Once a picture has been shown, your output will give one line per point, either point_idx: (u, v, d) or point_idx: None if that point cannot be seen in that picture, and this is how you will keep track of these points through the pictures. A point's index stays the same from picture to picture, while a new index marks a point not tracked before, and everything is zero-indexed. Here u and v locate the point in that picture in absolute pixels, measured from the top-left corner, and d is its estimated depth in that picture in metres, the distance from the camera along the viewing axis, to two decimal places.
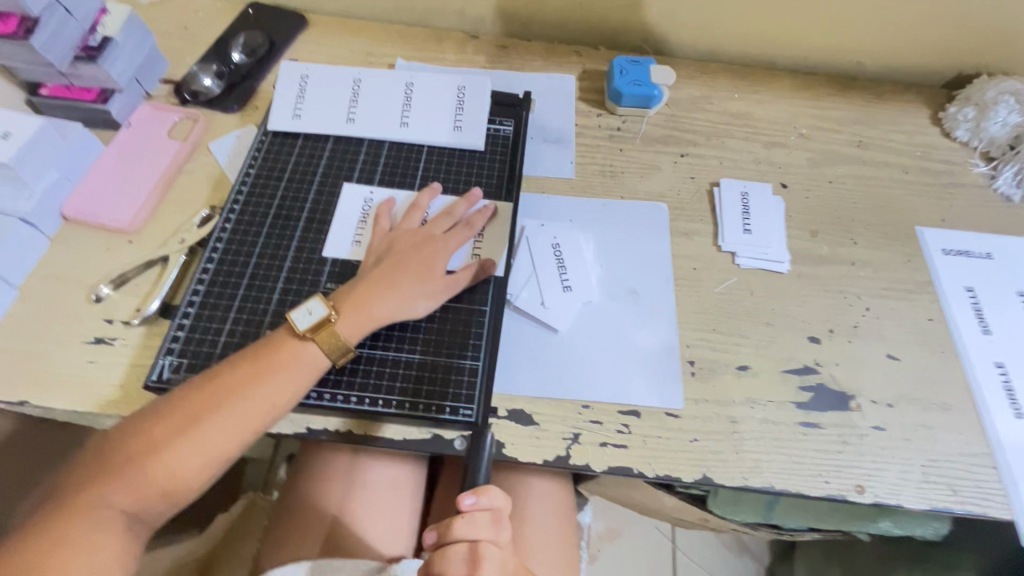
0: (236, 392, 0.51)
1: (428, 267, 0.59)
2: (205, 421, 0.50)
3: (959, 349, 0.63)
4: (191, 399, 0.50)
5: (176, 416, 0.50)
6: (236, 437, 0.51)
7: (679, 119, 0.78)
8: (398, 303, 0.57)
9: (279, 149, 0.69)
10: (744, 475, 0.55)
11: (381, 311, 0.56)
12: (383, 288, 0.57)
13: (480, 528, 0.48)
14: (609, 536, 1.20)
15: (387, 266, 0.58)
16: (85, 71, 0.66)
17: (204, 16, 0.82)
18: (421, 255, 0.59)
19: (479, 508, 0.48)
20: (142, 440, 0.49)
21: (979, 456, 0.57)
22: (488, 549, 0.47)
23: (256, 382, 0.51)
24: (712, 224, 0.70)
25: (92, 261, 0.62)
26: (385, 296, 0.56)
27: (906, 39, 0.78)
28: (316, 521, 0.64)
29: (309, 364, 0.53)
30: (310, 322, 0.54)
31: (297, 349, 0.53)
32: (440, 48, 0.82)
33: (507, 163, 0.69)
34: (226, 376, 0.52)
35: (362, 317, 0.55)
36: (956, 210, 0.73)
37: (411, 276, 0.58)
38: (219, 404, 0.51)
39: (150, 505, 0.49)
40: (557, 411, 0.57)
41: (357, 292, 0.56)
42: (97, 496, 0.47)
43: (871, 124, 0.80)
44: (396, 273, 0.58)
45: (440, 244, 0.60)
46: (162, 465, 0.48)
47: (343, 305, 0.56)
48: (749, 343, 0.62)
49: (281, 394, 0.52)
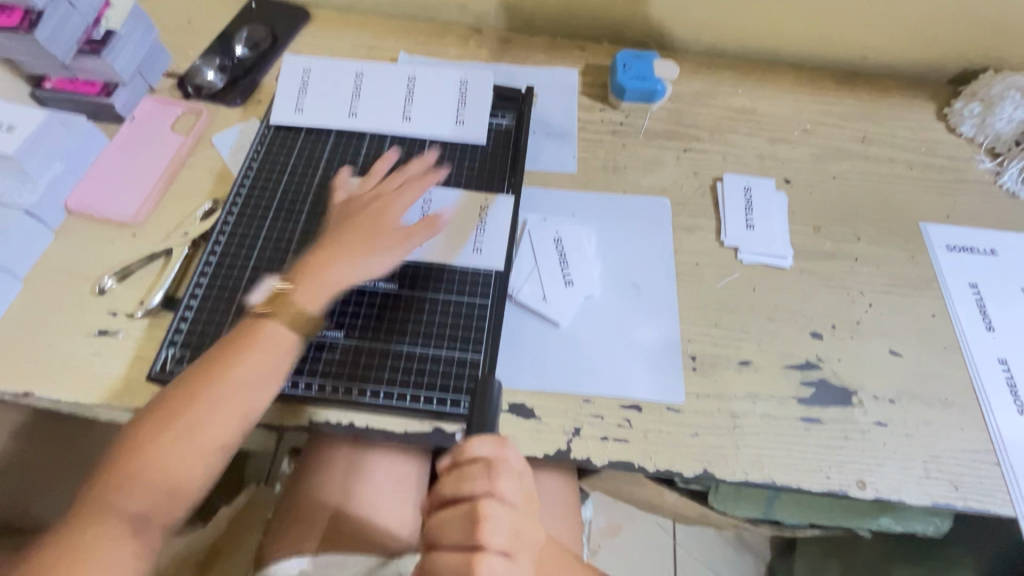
0: (216, 380, 0.52)
1: (379, 225, 0.60)
2: (189, 414, 0.51)
3: (962, 346, 0.63)
4: (172, 397, 0.51)
5: (160, 415, 0.50)
6: (223, 421, 0.51)
7: (682, 113, 0.78)
8: (355, 264, 0.58)
9: (282, 142, 0.69)
10: (745, 470, 0.55)
11: (337, 272, 0.57)
12: (337, 251, 0.58)
13: (473, 484, 0.44)
14: (610, 532, 1.20)
15: (341, 230, 0.60)
16: (89, 65, 0.67)
17: (208, 9, 0.82)
18: (371, 215, 0.61)
19: (467, 463, 0.45)
20: (139, 442, 0.49)
21: (982, 453, 0.57)
22: (486, 506, 0.43)
23: (230, 367, 0.52)
24: (715, 220, 0.70)
25: (96, 253, 0.63)
26: (339, 259, 0.58)
27: (912, 34, 0.78)
28: (320, 512, 0.64)
29: (279, 339, 0.54)
30: (265, 298, 0.56)
31: (260, 326, 0.54)
32: (443, 42, 0.82)
33: (509, 157, 0.69)
34: (203, 368, 0.52)
35: (316, 282, 0.56)
36: (961, 206, 0.73)
37: (363, 237, 0.59)
38: (199, 396, 0.51)
39: (158, 505, 0.49)
40: (558, 405, 0.57)
41: (310, 258, 0.58)
42: (103, 503, 0.47)
43: (876, 120, 0.79)
44: (349, 236, 0.59)
45: (388, 202, 0.62)
46: (157, 462, 0.49)
47: (296, 273, 0.57)
48: (751, 338, 0.62)
49: (261, 372, 0.53)
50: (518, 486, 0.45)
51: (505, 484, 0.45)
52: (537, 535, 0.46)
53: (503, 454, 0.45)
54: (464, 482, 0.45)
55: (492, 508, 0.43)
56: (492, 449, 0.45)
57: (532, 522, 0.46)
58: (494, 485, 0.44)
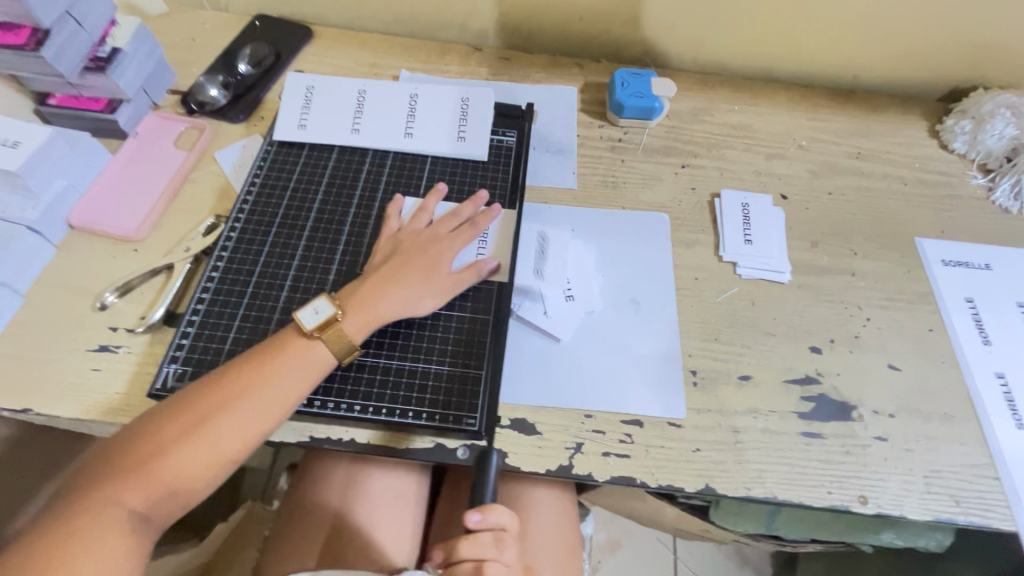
0: (244, 393, 0.51)
1: (434, 266, 0.59)
2: (212, 422, 0.50)
3: (959, 360, 0.63)
4: (200, 400, 0.50)
5: (185, 417, 0.50)
6: (245, 438, 0.51)
7: (679, 130, 0.79)
8: (404, 300, 0.57)
9: (285, 159, 0.69)
10: (747, 485, 0.55)
11: (387, 309, 0.57)
12: (389, 286, 0.57)
13: (487, 549, 0.47)
14: (610, 548, 1.19)
15: (395, 264, 0.59)
16: (94, 82, 0.67)
17: (212, 28, 0.83)
18: (427, 253, 0.60)
19: (480, 529, 0.48)
20: (151, 442, 0.49)
21: (982, 467, 0.57)
22: (491, 570, 0.47)
23: (262, 382, 0.52)
24: (713, 234, 0.70)
25: (98, 268, 0.63)
26: (391, 294, 0.57)
27: (904, 54, 0.79)
28: (318, 529, 0.64)
29: (315, 363, 0.54)
30: (317, 322, 0.54)
31: (303, 349, 0.54)
32: (444, 60, 0.83)
33: (510, 173, 0.70)
34: (234, 377, 0.52)
35: (367, 316, 0.56)
36: (955, 222, 0.74)
37: (417, 274, 0.58)
38: (226, 406, 0.50)
39: (159, 505, 0.48)
40: (560, 420, 0.58)
41: (364, 291, 0.57)
42: (108, 496, 0.46)
43: (869, 136, 0.81)
44: (402, 271, 0.58)
45: (446, 242, 0.61)
46: (173, 466, 0.48)
47: (349, 304, 0.56)
48: (751, 353, 0.62)
49: (286, 392, 0.52)
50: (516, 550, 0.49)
51: (509, 549, 0.48)
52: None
53: (513, 523, 0.49)
54: (479, 544, 0.47)
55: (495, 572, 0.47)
56: (508, 516, 0.49)
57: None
58: (502, 552, 0.48)
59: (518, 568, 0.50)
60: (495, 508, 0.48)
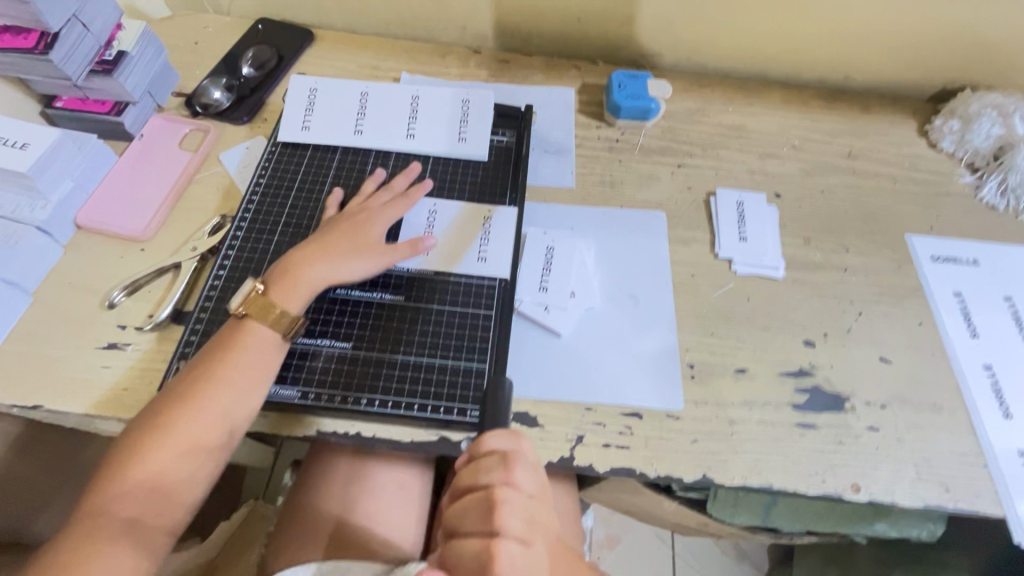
0: (210, 388, 0.53)
1: (360, 232, 0.62)
2: (181, 419, 0.52)
3: (948, 352, 0.65)
4: (166, 402, 0.53)
5: (154, 419, 0.52)
6: (218, 423, 0.53)
7: (675, 130, 0.81)
8: (329, 265, 0.59)
9: (289, 160, 0.71)
10: (744, 474, 0.57)
11: (313, 274, 0.59)
12: (314, 254, 0.60)
13: (492, 473, 0.45)
14: (609, 544, 1.20)
15: (322, 236, 0.61)
16: (100, 84, 0.68)
17: (214, 31, 0.84)
18: (356, 222, 0.62)
19: (483, 454, 0.47)
20: (131, 451, 0.51)
21: (970, 455, 0.59)
22: (504, 493, 0.45)
23: (221, 369, 0.54)
24: (708, 232, 0.72)
25: (105, 267, 0.64)
26: (315, 262, 0.59)
27: (894, 55, 0.81)
28: (323, 523, 0.65)
29: (263, 342, 0.56)
30: (242, 297, 0.57)
31: (246, 334, 0.56)
32: (443, 62, 0.85)
33: (511, 173, 0.71)
34: (195, 372, 0.54)
35: (292, 283, 0.58)
36: (944, 218, 0.76)
37: (342, 240, 0.61)
38: (190, 400, 0.53)
39: (152, 508, 0.50)
40: (561, 413, 0.59)
41: (284, 263, 0.60)
42: (102, 510, 0.49)
43: (860, 135, 0.83)
44: (327, 240, 0.61)
45: (371, 211, 0.64)
46: (154, 468, 0.51)
47: (273, 275, 0.59)
48: (746, 347, 0.64)
49: (248, 372, 0.54)
50: (533, 476, 0.47)
51: (522, 473, 0.46)
52: (551, 524, 0.48)
53: (519, 445, 0.47)
54: (482, 471, 0.46)
55: (508, 496, 0.45)
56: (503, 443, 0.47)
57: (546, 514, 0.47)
58: (511, 474, 0.46)
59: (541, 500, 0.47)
60: (487, 435, 0.47)
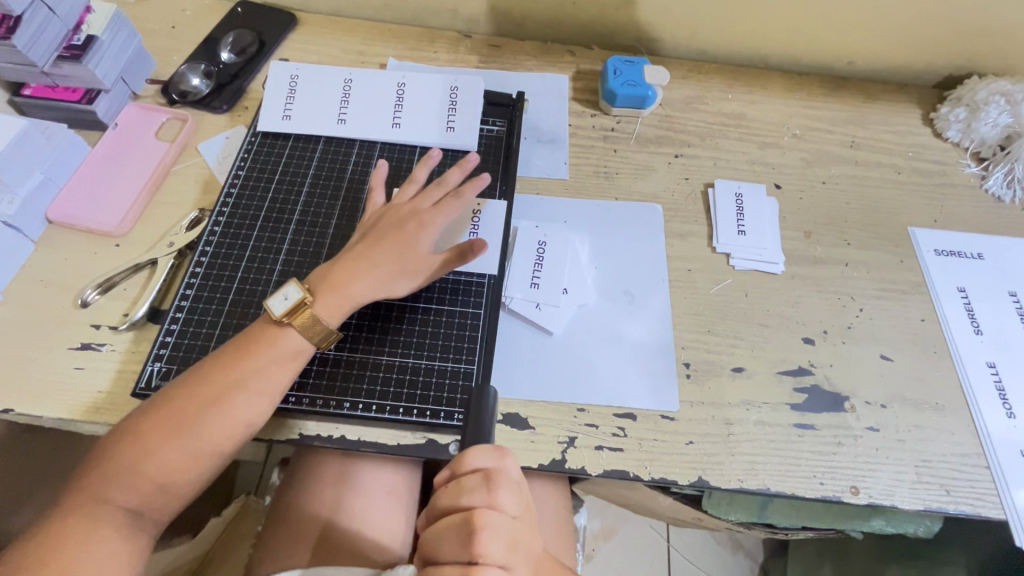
0: (225, 385, 0.50)
1: (411, 246, 0.58)
2: (192, 416, 0.49)
3: (951, 350, 0.63)
4: (178, 395, 0.50)
5: (164, 412, 0.49)
6: (229, 427, 0.50)
7: (672, 119, 0.78)
8: (377, 283, 0.56)
9: (269, 151, 0.68)
10: (740, 476, 0.55)
11: (358, 292, 0.56)
12: (361, 268, 0.56)
13: (472, 494, 0.43)
14: (604, 536, 1.20)
15: (371, 245, 0.58)
16: (70, 71, 0.65)
17: (192, 14, 0.81)
18: (405, 233, 0.58)
19: (464, 474, 0.44)
20: (133, 442, 0.48)
21: (971, 456, 0.57)
22: (485, 516, 0.42)
23: (239, 370, 0.51)
24: (706, 225, 0.70)
25: (78, 264, 0.61)
26: (361, 278, 0.56)
27: (899, 40, 0.78)
28: (310, 525, 0.63)
29: (289, 349, 0.53)
30: (286, 308, 0.54)
31: (275, 336, 0.53)
32: (432, 48, 0.82)
33: (501, 164, 0.69)
34: (210, 368, 0.51)
35: (340, 300, 0.55)
36: (948, 211, 0.73)
37: (391, 256, 0.57)
38: (205, 398, 0.50)
39: (150, 502, 0.47)
40: (552, 415, 0.57)
41: (333, 275, 0.56)
42: (97, 497, 0.46)
43: (863, 124, 0.80)
44: (375, 253, 0.57)
45: (424, 219, 0.60)
46: (157, 462, 0.47)
47: (318, 287, 0.55)
48: (744, 345, 0.62)
49: (266, 377, 0.51)
50: (518, 497, 0.44)
51: (505, 495, 0.43)
52: (535, 547, 0.45)
53: (504, 464, 0.44)
54: (461, 493, 0.44)
55: (490, 519, 0.42)
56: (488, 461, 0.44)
57: (530, 535, 0.45)
58: (494, 496, 0.43)
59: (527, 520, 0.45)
60: (469, 452, 0.43)
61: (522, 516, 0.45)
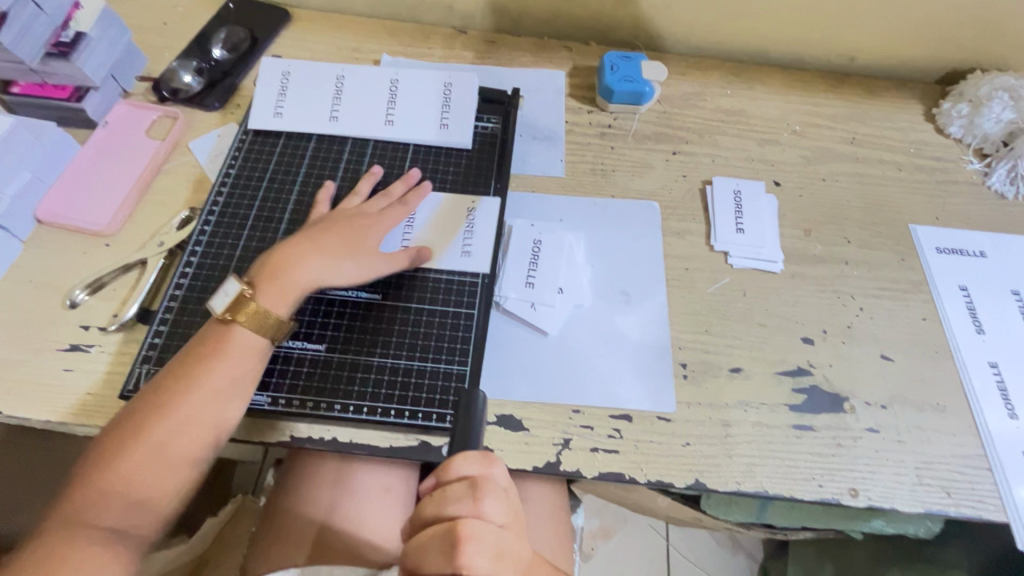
0: (187, 391, 0.50)
1: (359, 238, 0.58)
2: (159, 427, 0.48)
3: (953, 349, 0.62)
4: (143, 409, 0.49)
5: (131, 427, 0.48)
6: (198, 433, 0.49)
7: (671, 115, 0.77)
8: (319, 269, 0.56)
9: (261, 149, 0.67)
10: (737, 479, 0.54)
11: (301, 275, 0.55)
12: (306, 253, 0.56)
13: (458, 503, 0.42)
14: (603, 535, 1.19)
15: (316, 234, 0.57)
16: (59, 68, 0.64)
17: (183, 10, 0.80)
18: (352, 226, 0.59)
19: (450, 481, 0.43)
20: (106, 460, 0.47)
21: (973, 458, 0.57)
22: (470, 526, 0.41)
23: (202, 375, 0.50)
24: (705, 223, 0.69)
25: (67, 264, 0.60)
26: (307, 263, 0.55)
27: (901, 35, 0.77)
28: (304, 527, 0.62)
29: (248, 347, 0.52)
30: (226, 303, 0.53)
31: (225, 335, 0.52)
32: (427, 44, 0.81)
33: (495, 161, 0.68)
34: (172, 377, 0.50)
35: (282, 284, 0.54)
36: (950, 208, 0.72)
37: (336, 243, 0.57)
38: (169, 408, 0.49)
39: (131, 518, 0.47)
40: (547, 416, 0.56)
41: (275, 261, 0.55)
42: (77, 518, 0.45)
43: (864, 120, 0.79)
44: (321, 240, 0.57)
45: (373, 219, 0.60)
46: (132, 477, 0.47)
47: (259, 277, 0.55)
48: (741, 345, 0.61)
49: (230, 378, 0.51)
50: (504, 505, 0.43)
51: (491, 503, 0.43)
52: (524, 559, 0.44)
53: (490, 471, 0.44)
54: (448, 501, 0.43)
55: (475, 528, 0.41)
56: (473, 467, 0.44)
57: (519, 546, 0.44)
58: (479, 504, 0.42)
59: (513, 533, 0.44)
60: (456, 459, 0.44)
61: (510, 526, 0.44)
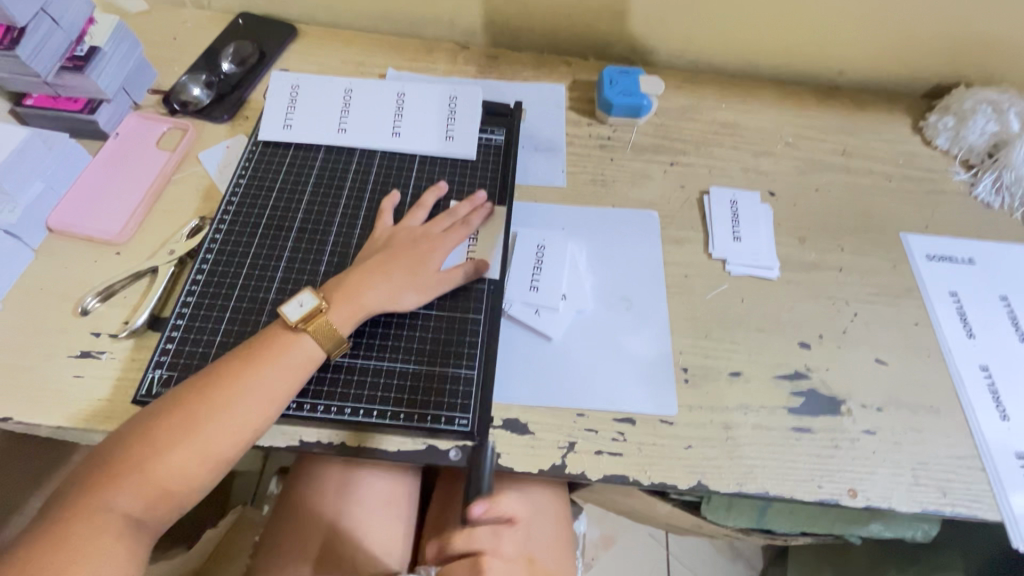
0: (235, 392, 0.50)
1: (422, 262, 0.60)
2: (200, 423, 0.49)
3: (945, 353, 0.64)
4: (188, 402, 0.49)
5: (174, 419, 0.49)
6: (236, 436, 0.50)
7: (668, 128, 0.79)
8: (386, 293, 0.57)
9: (270, 160, 0.68)
10: (740, 479, 0.55)
11: (371, 298, 0.57)
12: (375, 276, 0.57)
13: None
14: (603, 544, 1.19)
15: (383, 257, 0.59)
16: (72, 81, 0.66)
17: (193, 26, 0.82)
18: (417, 251, 0.60)
19: None
20: (142, 446, 0.47)
21: (967, 458, 0.58)
22: None
23: (250, 379, 0.51)
24: (702, 231, 0.71)
25: (78, 272, 0.61)
26: (375, 285, 0.57)
27: (888, 51, 0.80)
28: (313, 534, 0.62)
29: (305, 356, 0.53)
30: (301, 314, 0.54)
31: (291, 342, 0.53)
32: (431, 58, 0.83)
33: (500, 172, 0.69)
34: (222, 375, 0.51)
35: (352, 307, 0.56)
36: (939, 217, 0.75)
37: (402, 268, 0.59)
38: (214, 406, 0.49)
39: (152, 508, 0.47)
40: (553, 419, 0.57)
41: (347, 282, 0.57)
42: (99, 503, 0.45)
43: (854, 132, 0.81)
44: (390, 264, 0.58)
45: (436, 242, 0.61)
46: (164, 468, 0.47)
47: (333, 295, 0.56)
48: (741, 350, 0.63)
49: (279, 386, 0.52)
50: None
51: None
52: None
53: None
54: None
55: None
56: None
57: None
58: None
59: None
60: None
61: None
